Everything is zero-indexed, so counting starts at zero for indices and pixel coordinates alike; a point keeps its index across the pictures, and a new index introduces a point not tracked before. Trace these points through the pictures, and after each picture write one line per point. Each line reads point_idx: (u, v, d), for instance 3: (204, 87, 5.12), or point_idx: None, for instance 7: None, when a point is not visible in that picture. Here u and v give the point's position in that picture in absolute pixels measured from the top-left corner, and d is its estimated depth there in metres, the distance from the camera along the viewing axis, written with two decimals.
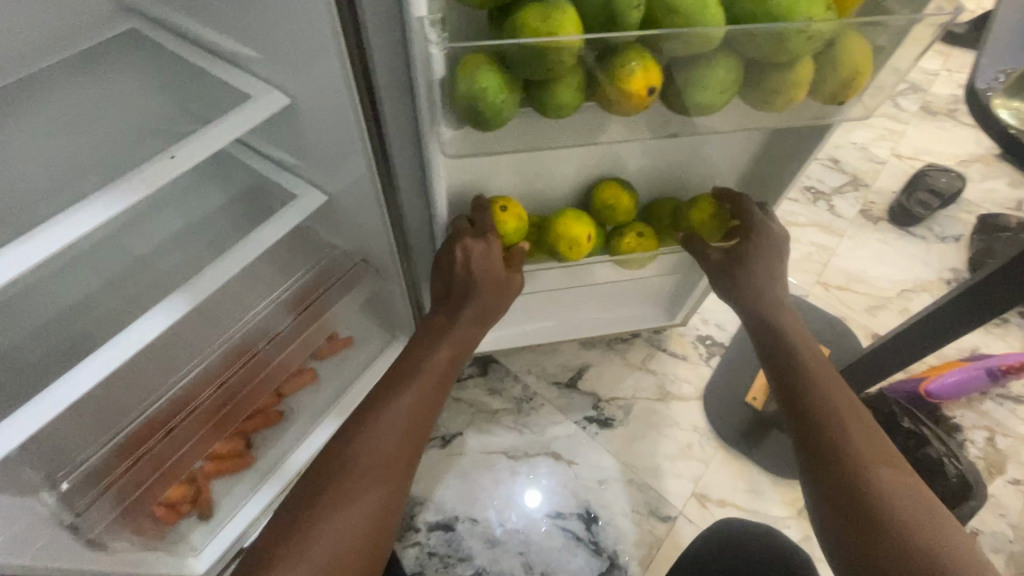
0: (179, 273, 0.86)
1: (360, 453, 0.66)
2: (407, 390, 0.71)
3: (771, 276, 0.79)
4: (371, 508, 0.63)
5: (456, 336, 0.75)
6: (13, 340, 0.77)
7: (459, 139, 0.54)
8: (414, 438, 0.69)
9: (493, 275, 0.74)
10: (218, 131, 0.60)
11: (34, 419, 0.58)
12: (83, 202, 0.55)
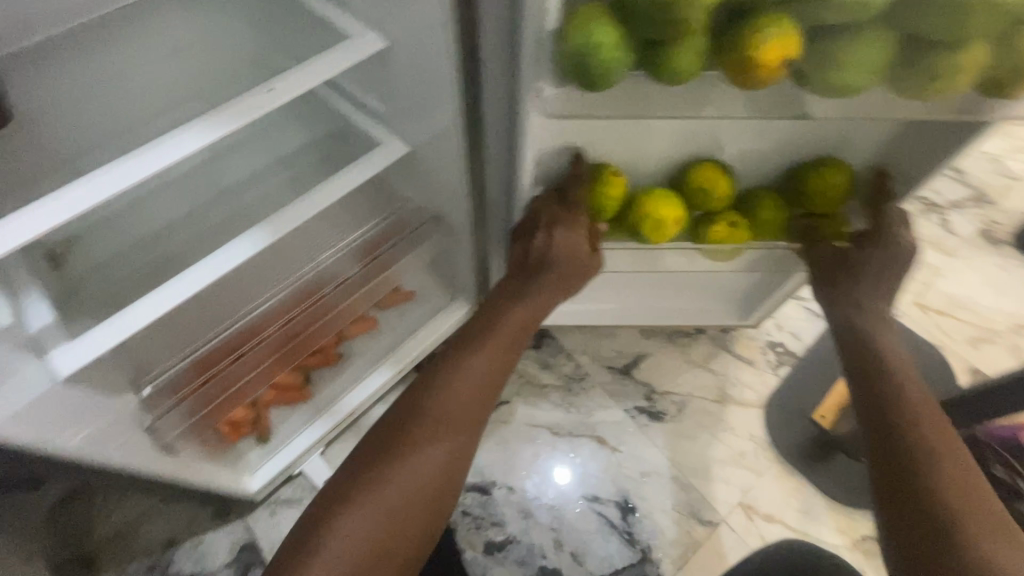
0: (260, 209, 0.89)
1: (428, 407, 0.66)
2: (479, 350, 0.70)
3: (878, 290, 0.75)
4: (438, 459, 0.63)
5: (532, 304, 0.74)
6: (111, 252, 0.83)
7: (559, 100, 0.51)
8: (485, 396, 0.69)
9: (574, 245, 0.72)
10: (315, 69, 0.60)
11: (123, 328, 0.63)
12: (185, 125, 0.57)
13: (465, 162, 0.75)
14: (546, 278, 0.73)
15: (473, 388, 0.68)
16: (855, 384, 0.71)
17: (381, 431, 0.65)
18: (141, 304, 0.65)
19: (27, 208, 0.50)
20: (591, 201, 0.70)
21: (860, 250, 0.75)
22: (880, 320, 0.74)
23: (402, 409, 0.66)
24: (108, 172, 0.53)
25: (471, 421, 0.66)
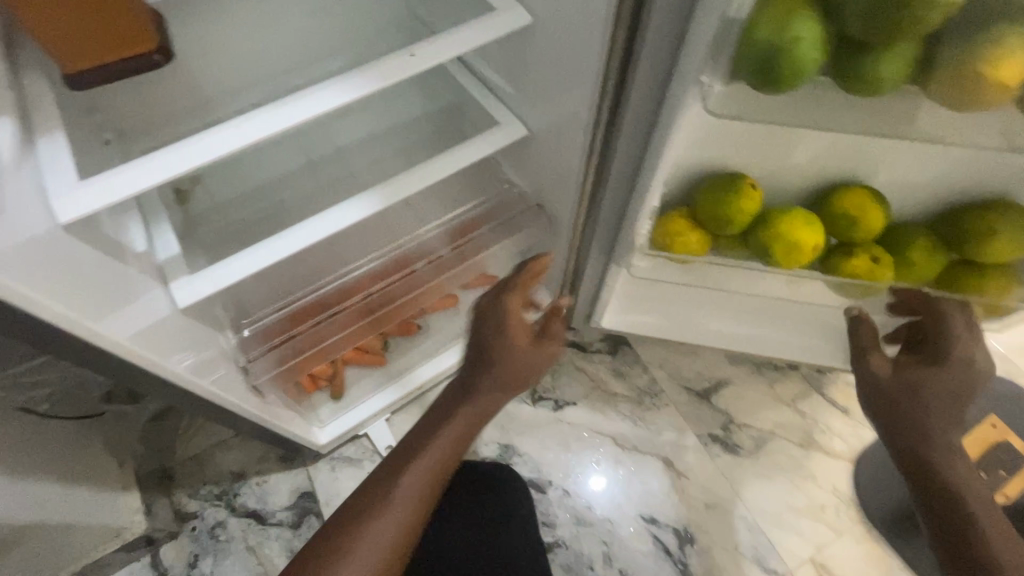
0: (370, 173, 0.91)
1: (383, 491, 0.64)
2: (437, 440, 0.68)
3: (930, 416, 0.68)
4: (384, 548, 0.59)
5: (492, 377, 0.73)
6: (231, 195, 0.87)
7: (726, 96, 0.47)
8: (443, 476, 0.67)
9: (511, 339, 0.75)
10: (458, 38, 0.59)
11: (241, 269, 0.66)
12: (329, 79, 0.58)
13: (591, 154, 0.71)
14: (497, 371, 0.74)
15: (424, 478, 0.65)
16: (934, 522, 0.66)
17: (327, 534, 0.61)
18: (258, 248, 0.67)
19: (177, 146, 0.54)
20: (728, 213, 0.63)
21: (916, 369, 0.71)
22: (931, 436, 0.68)
23: (351, 509, 0.63)
24: (259, 116, 0.56)
25: (427, 497, 0.64)
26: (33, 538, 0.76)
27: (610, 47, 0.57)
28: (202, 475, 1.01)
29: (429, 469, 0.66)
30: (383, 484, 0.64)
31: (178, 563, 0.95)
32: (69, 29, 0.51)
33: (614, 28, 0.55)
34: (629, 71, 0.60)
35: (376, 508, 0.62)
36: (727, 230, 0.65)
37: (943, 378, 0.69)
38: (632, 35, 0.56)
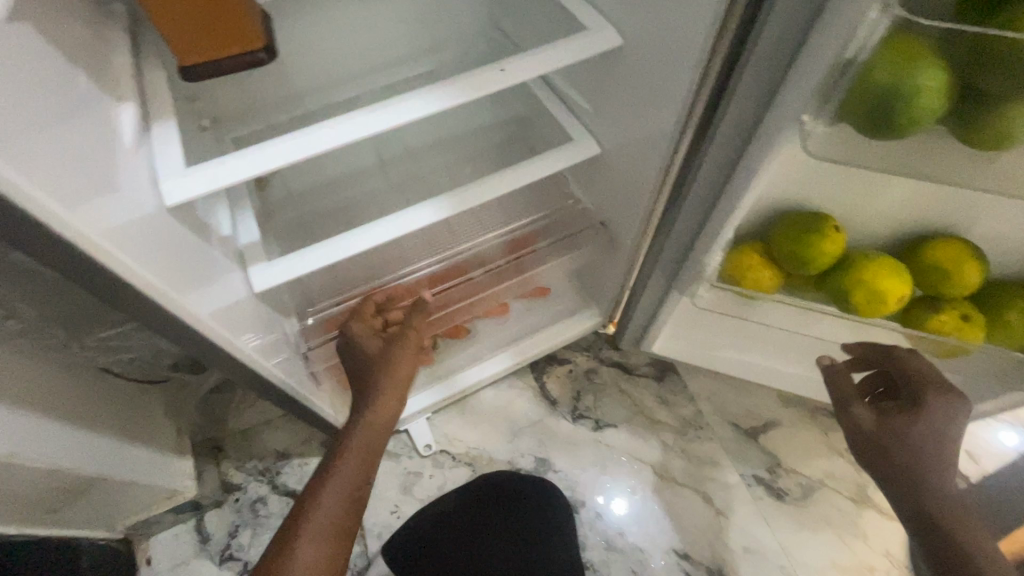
0: (439, 178, 0.93)
1: (304, 523, 0.65)
2: (336, 475, 0.69)
3: (917, 461, 0.67)
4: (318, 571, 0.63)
5: (383, 391, 0.74)
6: (305, 188, 0.91)
7: (825, 137, 0.50)
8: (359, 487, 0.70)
9: (390, 369, 0.75)
10: (548, 56, 0.59)
11: (317, 260, 0.69)
12: (421, 88, 0.60)
13: (666, 178, 0.70)
14: (383, 402, 0.73)
15: (335, 514, 0.67)
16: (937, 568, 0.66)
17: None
18: (328, 243, 0.70)
19: (274, 141, 0.57)
20: (810, 253, 0.60)
21: (895, 419, 0.70)
22: (926, 485, 0.67)
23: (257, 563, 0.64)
24: (352, 120, 0.58)
25: (348, 510, 0.68)
26: (96, 491, 0.77)
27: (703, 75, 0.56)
28: (249, 450, 1.05)
29: (340, 487, 0.68)
30: (301, 516, 0.66)
31: (219, 531, 0.99)
32: (187, 27, 0.55)
33: (713, 57, 0.54)
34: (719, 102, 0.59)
35: (282, 558, 0.63)
36: (807, 270, 0.63)
37: (918, 428, 0.68)
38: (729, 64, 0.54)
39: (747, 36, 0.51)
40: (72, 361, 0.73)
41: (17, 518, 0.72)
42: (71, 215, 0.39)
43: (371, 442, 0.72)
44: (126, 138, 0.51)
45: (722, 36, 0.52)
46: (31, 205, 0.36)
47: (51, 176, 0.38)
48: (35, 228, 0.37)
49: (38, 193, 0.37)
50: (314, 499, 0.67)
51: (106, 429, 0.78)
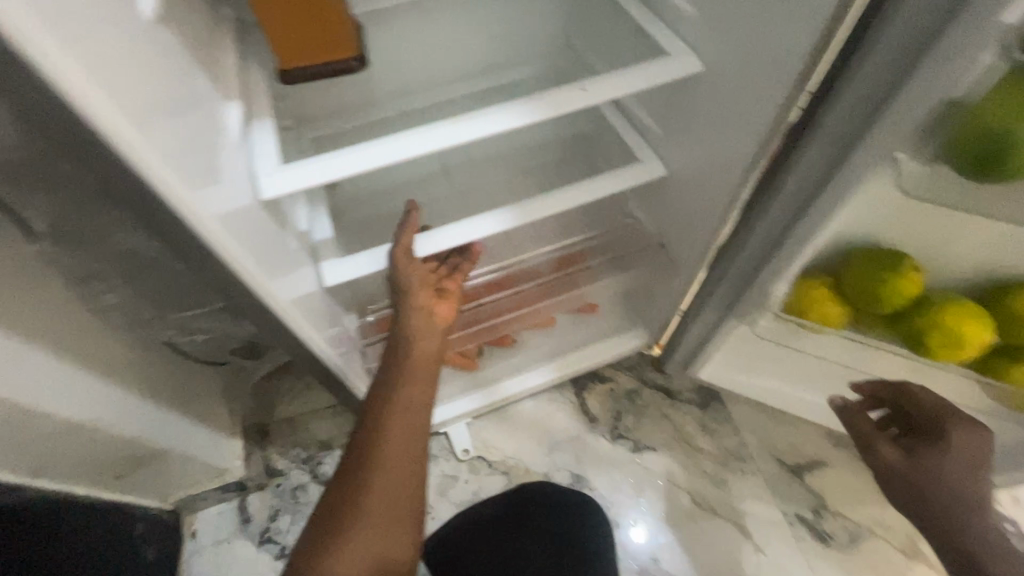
0: (501, 189, 0.96)
1: (372, 456, 0.62)
2: (388, 396, 0.66)
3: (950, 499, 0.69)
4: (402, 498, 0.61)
5: (419, 312, 0.71)
6: (373, 189, 0.94)
7: (915, 175, 0.53)
8: (422, 407, 0.68)
9: (409, 287, 0.70)
10: (631, 78, 0.60)
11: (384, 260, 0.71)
12: (505, 103, 0.62)
13: (735, 204, 0.70)
14: (413, 317, 0.71)
15: (404, 427, 0.64)
16: None
17: (319, 522, 0.60)
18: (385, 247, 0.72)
19: (363, 146, 0.59)
20: (884, 292, 0.63)
21: (923, 451, 0.72)
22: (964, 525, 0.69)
23: (330, 497, 0.61)
24: (439, 129, 0.60)
25: (417, 429, 0.66)
26: (158, 461, 0.82)
27: (789, 105, 0.56)
28: (294, 437, 1.09)
29: (402, 409, 0.66)
30: (367, 447, 0.63)
31: (260, 513, 1.02)
32: (293, 31, 0.59)
33: (800, 87, 0.54)
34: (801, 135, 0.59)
35: (356, 484, 0.61)
36: (879, 308, 0.65)
37: (946, 459, 0.70)
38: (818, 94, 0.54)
39: (841, 67, 0.51)
40: (151, 336, 0.78)
41: (87, 480, 0.77)
42: (195, 205, 0.41)
43: (416, 357, 0.70)
44: (231, 134, 0.54)
45: (814, 67, 0.52)
46: (169, 196, 0.37)
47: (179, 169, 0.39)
48: (171, 215, 0.39)
49: (175, 183, 0.38)
50: (374, 428, 0.64)
51: (172, 404, 0.82)
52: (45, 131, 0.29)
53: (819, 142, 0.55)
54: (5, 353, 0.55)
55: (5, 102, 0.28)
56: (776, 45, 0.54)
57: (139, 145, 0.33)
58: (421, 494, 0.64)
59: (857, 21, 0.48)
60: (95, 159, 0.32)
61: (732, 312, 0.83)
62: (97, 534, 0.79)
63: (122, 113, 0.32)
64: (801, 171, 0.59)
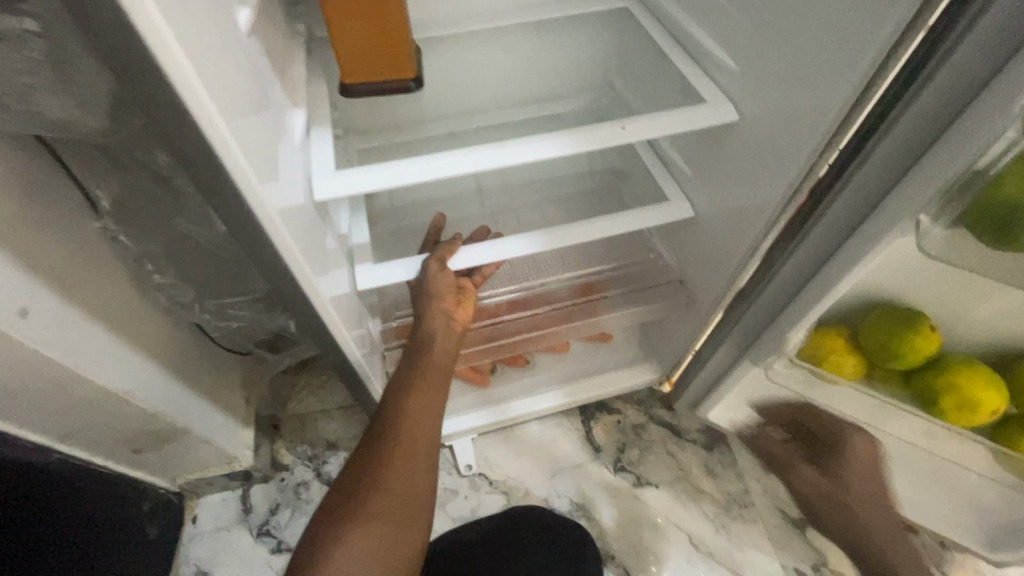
0: (530, 214, 1.00)
1: (396, 428, 0.67)
2: (414, 380, 0.73)
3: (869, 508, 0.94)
4: (424, 466, 0.66)
5: (444, 311, 0.77)
6: (408, 202, 0.99)
7: (942, 238, 0.57)
8: (441, 393, 0.73)
9: (438, 292, 0.75)
10: (668, 120, 0.64)
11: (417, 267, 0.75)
12: (549, 133, 0.65)
13: (758, 251, 0.72)
14: (437, 320, 0.76)
15: (425, 406, 0.71)
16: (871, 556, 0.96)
17: (334, 499, 0.62)
18: (420, 257, 0.76)
19: (413, 160, 0.63)
20: (900, 349, 0.67)
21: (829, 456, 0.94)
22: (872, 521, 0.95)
23: (347, 479, 0.64)
24: (488, 150, 0.63)
25: (436, 410, 0.72)
26: (175, 441, 0.84)
27: (820, 161, 0.59)
28: (303, 434, 1.11)
29: (424, 392, 0.72)
30: (392, 422, 0.68)
31: (261, 506, 1.04)
32: (361, 52, 0.64)
33: (830, 146, 0.57)
34: (827, 191, 0.61)
35: (382, 451, 0.65)
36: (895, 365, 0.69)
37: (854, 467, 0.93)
38: (845, 155, 0.57)
39: (870, 133, 0.54)
40: (188, 319, 0.82)
41: (105, 450, 0.80)
42: (251, 176, 0.47)
43: (437, 356, 0.75)
44: (295, 137, 0.59)
45: (844, 128, 0.55)
46: (225, 156, 0.43)
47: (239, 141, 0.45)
48: (226, 178, 0.45)
49: (235, 149, 0.44)
50: (399, 406, 0.69)
51: (197, 385, 0.85)
52: (137, 83, 0.37)
53: (846, 196, 0.59)
54: (62, 317, 0.59)
55: (112, 63, 0.36)
56: (811, 102, 0.57)
57: (210, 104, 0.40)
58: (433, 483, 0.67)
59: (886, 92, 0.51)
60: (171, 110, 0.39)
61: (748, 356, 0.84)
62: (108, 504, 0.81)
63: (198, 73, 0.39)
64: (827, 223, 0.62)
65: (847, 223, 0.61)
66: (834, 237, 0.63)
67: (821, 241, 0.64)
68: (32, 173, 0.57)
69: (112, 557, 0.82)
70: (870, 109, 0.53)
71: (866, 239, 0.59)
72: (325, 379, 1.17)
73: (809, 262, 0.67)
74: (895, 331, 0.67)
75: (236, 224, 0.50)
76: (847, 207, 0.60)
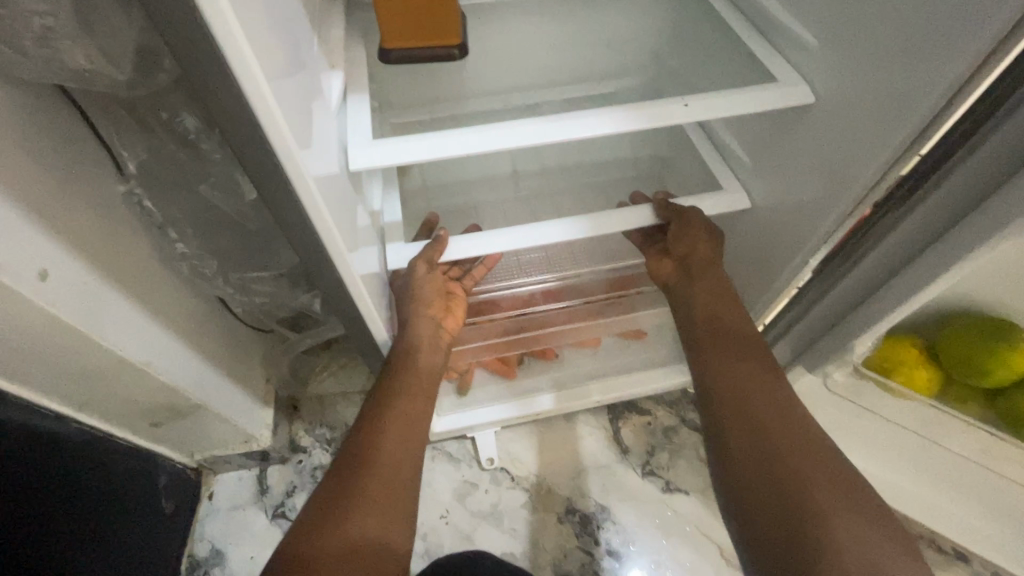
0: (569, 200, 0.94)
1: (384, 429, 0.67)
2: (398, 381, 0.70)
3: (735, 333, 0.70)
4: (409, 467, 0.66)
5: (428, 315, 0.73)
6: (442, 181, 0.94)
7: None
8: (426, 397, 0.73)
9: (425, 298, 0.71)
10: (736, 98, 0.58)
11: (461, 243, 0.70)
12: (606, 107, 0.60)
13: (831, 239, 0.67)
14: (424, 325, 0.73)
15: (411, 409, 0.70)
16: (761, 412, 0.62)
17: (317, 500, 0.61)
18: (409, 251, 0.71)
19: (459, 131, 0.58)
20: (992, 360, 0.67)
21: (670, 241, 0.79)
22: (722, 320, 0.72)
23: (332, 481, 0.63)
24: (542, 123, 0.58)
25: (421, 413, 0.71)
26: (193, 418, 0.82)
27: (922, 138, 0.52)
28: (323, 416, 1.08)
29: (410, 395, 0.71)
30: (380, 421, 0.68)
31: (278, 487, 1.02)
32: (405, 17, 0.59)
33: (939, 121, 0.51)
34: (926, 178, 0.55)
35: (369, 451, 0.65)
36: (980, 374, 0.70)
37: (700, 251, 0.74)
38: (954, 133, 0.51)
39: (987, 112, 0.48)
40: (213, 292, 0.79)
41: (124, 422, 0.78)
42: (288, 137, 0.42)
43: (423, 365, 0.73)
44: (332, 101, 0.55)
45: (956, 105, 0.49)
46: (262, 113, 0.39)
47: (277, 98, 0.41)
48: (260, 137, 0.41)
49: (272, 106, 0.40)
50: (386, 409, 0.68)
51: (218, 361, 0.83)
52: (168, 22, 0.33)
53: (960, 175, 0.52)
54: (84, 283, 0.56)
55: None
56: (910, 81, 0.51)
57: (245, 52, 0.36)
58: (414, 495, 0.66)
59: (1011, 66, 0.45)
60: (203, 56, 0.35)
61: (811, 355, 0.80)
62: (126, 477, 0.80)
63: (235, 14, 0.35)
64: (929, 207, 0.56)
65: (958, 207, 0.55)
66: (937, 222, 0.57)
67: (919, 226, 0.59)
68: (54, 130, 0.54)
69: (128, 531, 0.81)
70: (994, 81, 0.47)
71: (980, 227, 0.53)
72: (347, 361, 1.14)
73: (900, 249, 0.62)
74: (987, 344, 0.67)
75: (268, 191, 0.46)
76: (958, 188, 0.53)
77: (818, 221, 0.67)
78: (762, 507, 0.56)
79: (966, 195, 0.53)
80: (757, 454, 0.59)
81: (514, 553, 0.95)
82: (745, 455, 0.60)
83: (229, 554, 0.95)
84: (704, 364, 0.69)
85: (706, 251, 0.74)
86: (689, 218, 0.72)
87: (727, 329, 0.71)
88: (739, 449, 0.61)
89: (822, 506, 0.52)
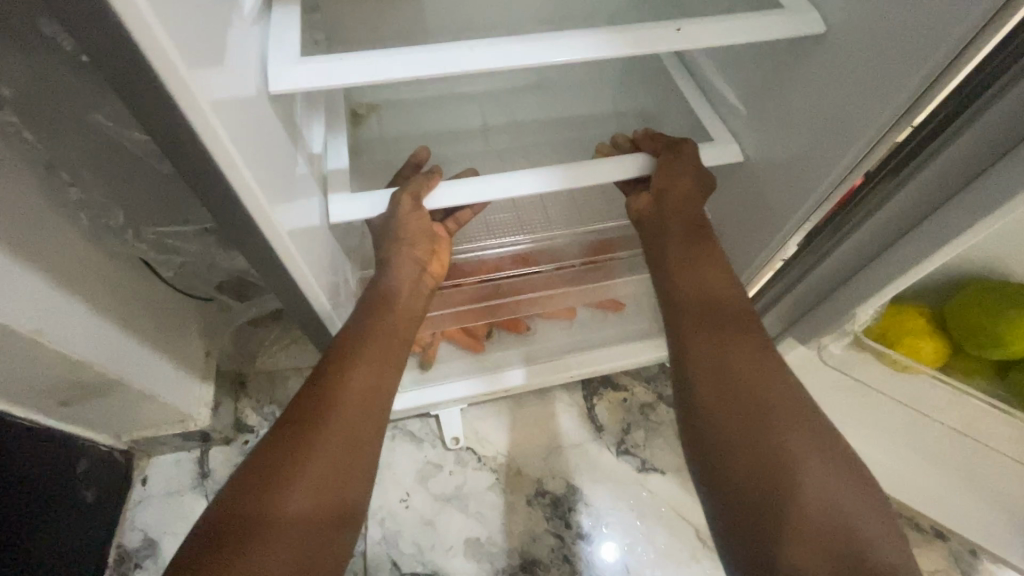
0: (544, 154, 0.85)
1: (340, 388, 0.58)
2: (365, 333, 0.62)
3: (709, 283, 0.62)
4: (369, 434, 0.58)
5: (404, 259, 0.64)
6: (402, 131, 0.84)
7: None
8: (393, 354, 0.63)
9: (409, 235, 0.63)
10: (736, 24, 0.50)
11: (446, 196, 0.60)
12: (583, 30, 0.50)
13: (818, 213, 0.61)
14: (404, 266, 0.65)
15: (374, 366, 0.61)
16: (750, 376, 0.54)
17: (254, 466, 0.52)
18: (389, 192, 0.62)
19: (410, 50, 0.48)
20: (1001, 333, 0.67)
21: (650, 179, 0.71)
22: (703, 270, 0.64)
23: (272, 445, 0.54)
24: (522, 43, 0.48)
25: (385, 372, 0.61)
26: (110, 396, 0.72)
27: (927, 96, 0.46)
28: (271, 394, 0.99)
29: (375, 351, 0.61)
30: (337, 378, 0.58)
31: (221, 470, 0.93)
32: None
33: (949, 73, 0.44)
34: (937, 135, 0.49)
35: (323, 411, 0.56)
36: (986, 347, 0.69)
37: (683, 185, 0.64)
38: (967, 86, 0.45)
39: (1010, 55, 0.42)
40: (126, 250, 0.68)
41: (25, 402, 0.67)
42: (168, 44, 0.32)
43: (399, 316, 0.65)
44: (247, 6, 0.45)
45: (974, 51, 0.42)
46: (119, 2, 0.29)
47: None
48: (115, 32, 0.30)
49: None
50: (346, 365, 0.59)
51: (139, 330, 0.73)
52: None
53: (970, 136, 0.47)
54: None
55: None
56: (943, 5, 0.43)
57: None
58: (375, 465, 0.58)
59: None
60: None
61: (802, 325, 0.75)
62: (34, 465, 0.70)
63: None
64: (935, 172, 0.51)
65: (962, 174, 0.50)
66: (942, 187, 0.52)
67: (917, 195, 0.53)
68: None
69: (37, 525, 0.71)
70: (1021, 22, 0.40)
71: (981, 194, 0.49)
72: (299, 334, 1.00)
73: (896, 219, 0.56)
74: (997, 314, 0.66)
75: (147, 116, 0.35)
76: (964, 154, 0.48)
77: (811, 180, 0.59)
78: (732, 478, 0.50)
79: (985, 153, 0.47)
80: (740, 425, 0.52)
81: (479, 538, 0.88)
82: (719, 416, 0.53)
83: (163, 545, 0.86)
84: (683, 324, 0.61)
85: (688, 189, 0.64)
86: (684, 150, 0.64)
87: (707, 284, 0.63)
88: (722, 411, 0.53)
89: (801, 486, 0.46)
